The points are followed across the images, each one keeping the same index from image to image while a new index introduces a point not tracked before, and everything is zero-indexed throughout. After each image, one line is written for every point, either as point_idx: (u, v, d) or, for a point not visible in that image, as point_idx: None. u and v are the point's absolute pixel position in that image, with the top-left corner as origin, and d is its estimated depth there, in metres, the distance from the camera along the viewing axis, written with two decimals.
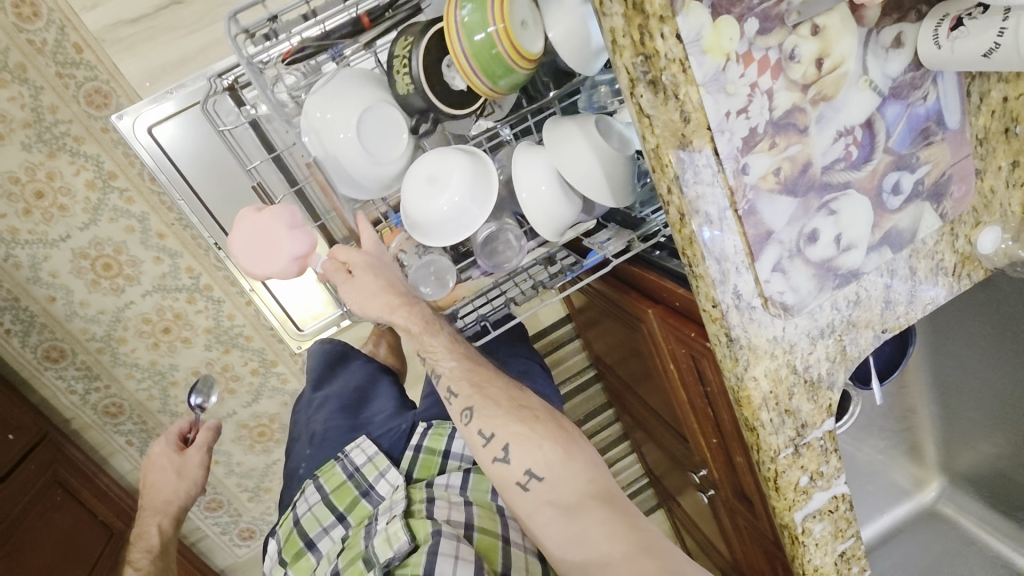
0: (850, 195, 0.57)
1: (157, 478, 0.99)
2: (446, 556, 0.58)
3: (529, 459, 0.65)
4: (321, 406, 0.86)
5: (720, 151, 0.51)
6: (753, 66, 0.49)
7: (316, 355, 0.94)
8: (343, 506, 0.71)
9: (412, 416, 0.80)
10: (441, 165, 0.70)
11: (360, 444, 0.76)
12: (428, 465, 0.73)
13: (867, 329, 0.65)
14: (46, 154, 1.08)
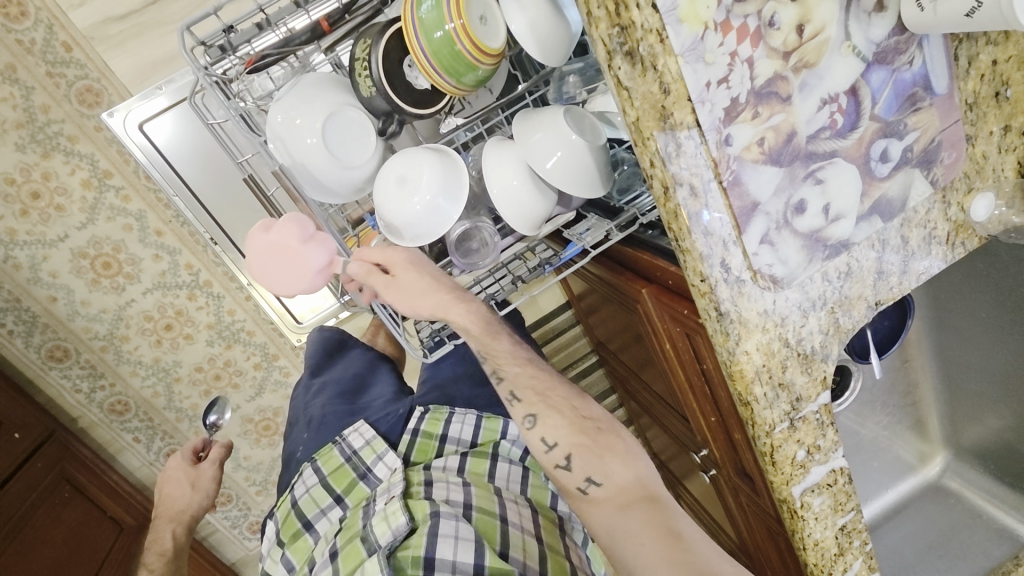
0: (836, 164, 0.57)
1: (172, 491, 0.97)
2: (445, 537, 0.59)
3: (590, 466, 0.64)
4: (319, 391, 0.87)
5: (702, 122, 0.51)
6: (732, 34, 0.49)
7: (316, 343, 0.95)
8: (341, 489, 0.72)
9: (410, 401, 0.82)
10: (411, 163, 0.69)
11: (358, 428, 0.77)
12: (425, 449, 0.74)
13: (860, 300, 0.65)
14: (41, 154, 1.09)
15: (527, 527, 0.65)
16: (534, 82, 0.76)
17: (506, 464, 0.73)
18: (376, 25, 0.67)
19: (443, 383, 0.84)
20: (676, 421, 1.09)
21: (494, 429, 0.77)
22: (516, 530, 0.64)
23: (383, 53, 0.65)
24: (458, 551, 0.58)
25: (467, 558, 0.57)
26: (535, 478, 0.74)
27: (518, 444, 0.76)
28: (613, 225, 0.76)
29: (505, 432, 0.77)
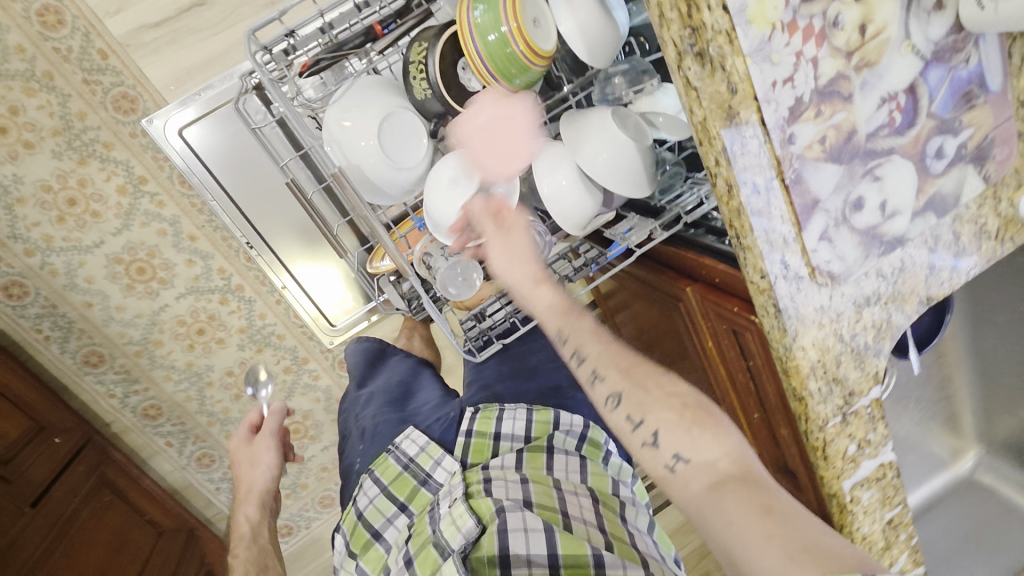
0: (893, 161, 0.58)
1: (237, 472, 0.91)
2: (517, 531, 0.56)
3: (678, 441, 0.56)
4: (368, 402, 0.87)
5: (767, 121, 0.52)
6: (799, 34, 0.50)
7: (356, 353, 0.96)
8: (404, 497, 0.69)
9: (460, 404, 0.79)
10: (467, 163, 0.70)
11: (411, 436, 0.75)
12: (480, 449, 0.70)
13: (912, 296, 0.66)
14: (78, 160, 1.09)
15: (591, 520, 0.60)
16: (577, 84, 0.77)
17: (563, 455, 0.69)
18: (432, 28, 0.69)
19: (489, 382, 0.81)
20: None
21: (546, 420, 0.72)
22: (580, 522, 0.59)
23: (440, 55, 0.67)
24: (530, 544, 0.55)
25: (540, 549, 0.54)
26: (594, 466, 0.69)
27: (573, 434, 0.71)
28: (657, 225, 0.78)
29: (559, 421, 0.72)
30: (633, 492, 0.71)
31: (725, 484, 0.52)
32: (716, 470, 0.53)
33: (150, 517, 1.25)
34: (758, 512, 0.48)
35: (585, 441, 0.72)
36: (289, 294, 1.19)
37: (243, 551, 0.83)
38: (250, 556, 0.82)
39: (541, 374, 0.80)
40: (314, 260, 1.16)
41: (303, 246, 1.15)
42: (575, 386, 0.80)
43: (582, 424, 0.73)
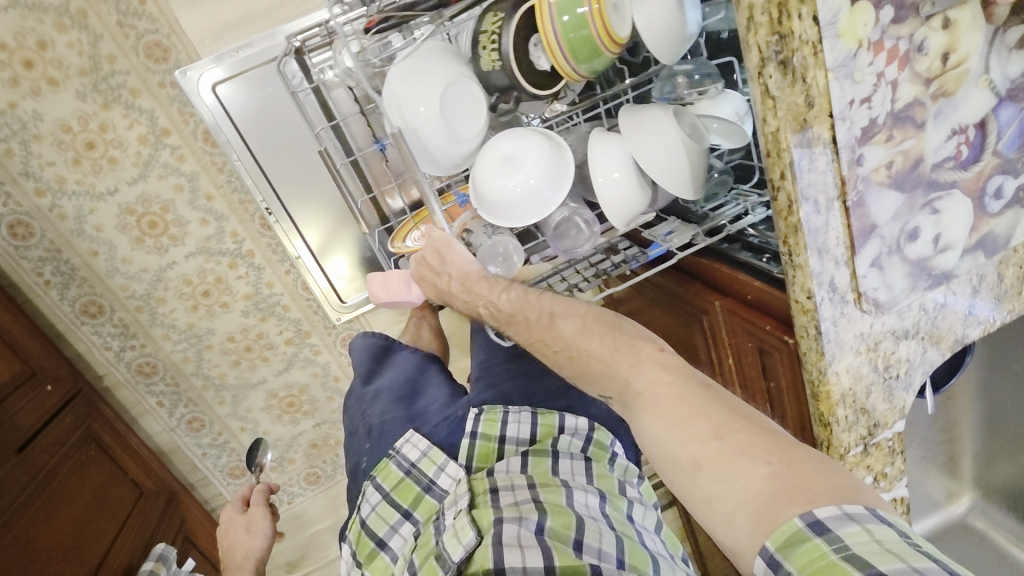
0: (953, 196, 0.57)
1: (230, 541, 0.95)
2: (510, 546, 0.54)
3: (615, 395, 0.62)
4: (375, 398, 0.84)
5: (839, 139, 0.51)
6: (883, 54, 0.49)
7: (360, 349, 0.92)
8: (408, 503, 0.70)
9: (466, 403, 0.78)
10: (520, 145, 0.68)
11: (411, 440, 0.74)
12: (485, 454, 0.70)
13: (948, 333, 0.66)
14: (101, 104, 1.06)
15: (598, 515, 0.60)
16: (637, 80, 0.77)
17: (568, 459, 0.68)
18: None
19: (497, 381, 0.78)
20: None
21: (550, 424, 0.71)
22: (589, 518, 0.59)
23: (514, 31, 0.66)
24: (527, 557, 0.53)
25: (536, 561, 0.52)
26: (601, 469, 0.69)
27: (578, 436, 0.70)
28: (700, 229, 0.74)
29: (564, 425, 0.71)
30: (639, 492, 0.71)
31: (654, 427, 0.56)
32: (643, 407, 0.58)
33: (133, 477, 1.22)
34: (688, 466, 0.53)
35: (591, 442, 0.71)
36: (303, 268, 1.17)
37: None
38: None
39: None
40: (332, 236, 1.15)
41: (322, 220, 1.14)
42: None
43: (587, 426, 0.71)
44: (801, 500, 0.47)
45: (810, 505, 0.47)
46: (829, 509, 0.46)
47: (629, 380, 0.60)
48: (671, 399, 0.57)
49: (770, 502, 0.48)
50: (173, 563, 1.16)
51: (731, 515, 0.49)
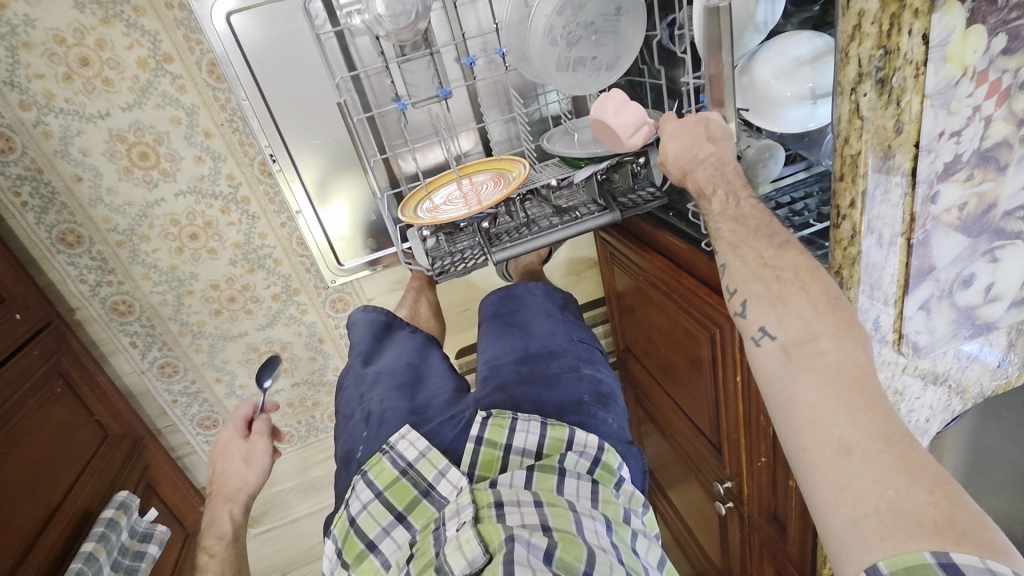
0: (1017, 246, 0.54)
1: (226, 467, 0.91)
2: (523, 565, 0.51)
3: (767, 316, 0.57)
4: (374, 382, 0.81)
5: (919, 172, 0.47)
6: (985, 87, 0.45)
7: (360, 325, 0.90)
8: (403, 506, 0.67)
9: (474, 403, 0.77)
10: (813, 47, 0.67)
11: (408, 437, 0.72)
12: (489, 462, 0.69)
13: (976, 382, 0.63)
14: (100, 18, 0.97)
15: (609, 548, 0.58)
16: None
17: (575, 479, 0.66)
18: None
19: (506, 383, 0.77)
20: (700, 445, 1.07)
21: (559, 438, 0.69)
22: (599, 550, 0.56)
23: None
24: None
25: None
26: (606, 492, 0.67)
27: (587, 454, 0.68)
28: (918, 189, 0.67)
29: (573, 441, 0.69)
30: (643, 522, 0.69)
31: (817, 393, 0.51)
32: (821, 368, 0.52)
33: (99, 418, 1.16)
34: (836, 448, 0.48)
35: (598, 464, 0.68)
36: (303, 221, 1.15)
37: (220, 551, 0.84)
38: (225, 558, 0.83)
39: (566, 387, 0.75)
40: (334, 197, 1.13)
41: (329, 177, 1.11)
42: (596, 403, 0.74)
43: (596, 446, 0.69)
44: (951, 535, 0.41)
45: (953, 546, 0.40)
46: (970, 557, 0.39)
47: (816, 329, 0.53)
48: (850, 374, 0.50)
49: (910, 526, 0.42)
50: (133, 512, 1.12)
51: (859, 517, 0.45)
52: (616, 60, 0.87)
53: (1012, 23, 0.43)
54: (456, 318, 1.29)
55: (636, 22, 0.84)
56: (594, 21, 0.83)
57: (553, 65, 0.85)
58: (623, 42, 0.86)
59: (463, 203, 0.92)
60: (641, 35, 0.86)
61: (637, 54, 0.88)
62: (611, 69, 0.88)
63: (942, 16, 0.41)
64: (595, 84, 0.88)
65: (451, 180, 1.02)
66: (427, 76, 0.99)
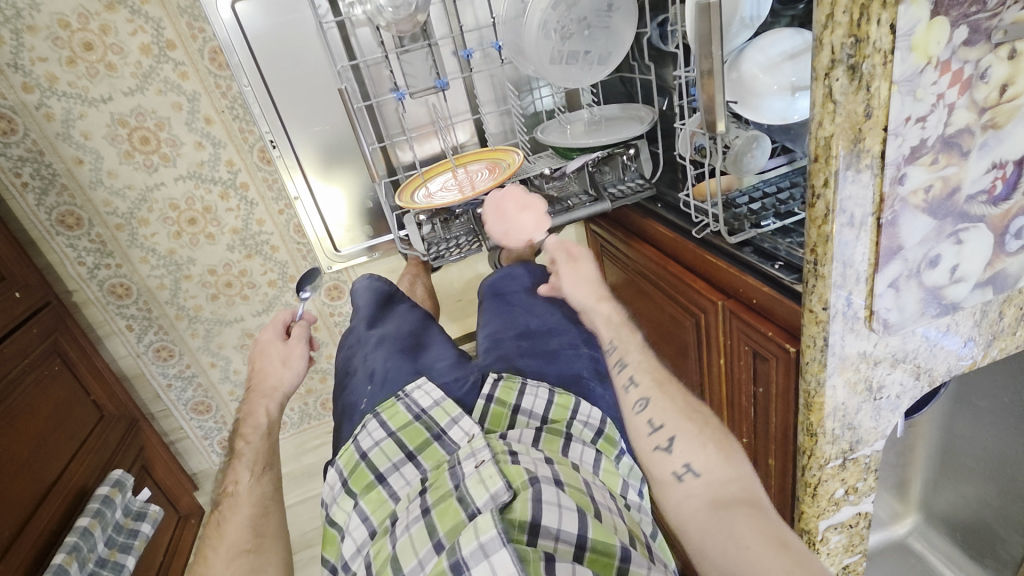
0: (979, 229, 0.57)
1: (263, 366, 0.93)
2: (549, 504, 0.56)
3: (691, 456, 0.66)
4: (378, 343, 0.86)
5: (887, 154, 0.50)
6: (948, 76, 0.48)
7: (364, 291, 0.96)
8: (414, 446, 0.69)
9: (479, 368, 0.82)
10: (797, 41, 0.71)
11: (423, 388, 0.77)
12: (499, 418, 0.73)
13: (944, 361, 0.67)
14: (104, 4, 0.99)
15: (614, 510, 0.62)
16: None
17: (581, 444, 0.69)
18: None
19: (509, 354, 0.84)
20: None
21: (565, 405, 0.74)
22: (608, 510, 0.61)
23: None
24: (562, 520, 0.55)
25: (571, 527, 0.54)
26: (608, 463, 0.70)
27: (591, 425, 0.72)
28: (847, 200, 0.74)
29: (578, 411, 0.73)
30: (639, 496, 0.72)
31: (746, 512, 0.57)
32: (742, 501, 0.59)
33: (95, 399, 1.17)
34: (775, 542, 0.53)
35: (600, 435, 0.72)
36: (302, 208, 1.17)
37: (254, 441, 0.81)
38: (258, 447, 0.80)
39: (565, 360, 0.82)
40: (333, 184, 1.16)
41: (329, 165, 1.14)
42: (595, 377, 0.81)
43: (599, 420, 0.74)
44: None
45: None
46: None
47: (740, 473, 0.63)
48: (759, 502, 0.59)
49: None
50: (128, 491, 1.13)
51: None
52: (609, 54, 0.90)
53: (972, 17, 0.47)
54: (450, 307, 1.32)
55: (628, 19, 0.87)
56: (587, 17, 0.87)
57: (547, 57, 0.89)
58: (615, 37, 0.89)
59: (458, 191, 0.95)
60: (632, 31, 0.88)
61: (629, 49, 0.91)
62: (604, 62, 0.91)
63: (907, 8, 0.44)
64: (588, 76, 0.91)
65: (447, 169, 1.04)
66: (425, 67, 1.02)
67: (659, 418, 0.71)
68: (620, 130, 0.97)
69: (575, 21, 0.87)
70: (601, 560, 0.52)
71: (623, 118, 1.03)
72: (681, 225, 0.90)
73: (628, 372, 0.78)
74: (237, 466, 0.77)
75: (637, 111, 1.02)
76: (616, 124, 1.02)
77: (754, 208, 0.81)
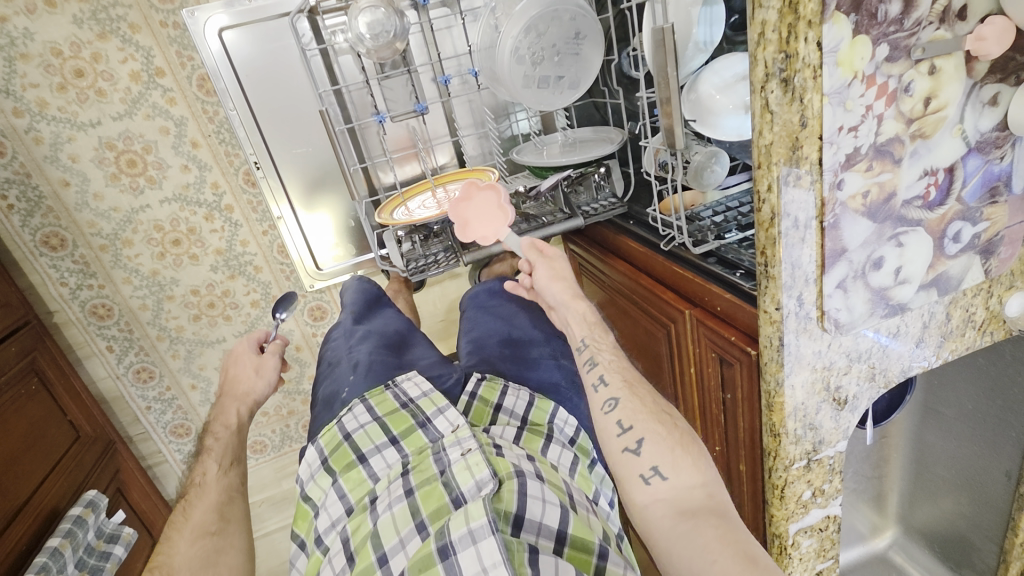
0: (918, 233, 0.61)
1: (235, 373, 0.91)
2: (533, 497, 0.59)
3: (660, 459, 0.67)
4: (364, 338, 0.88)
5: (825, 161, 0.54)
6: (874, 89, 0.53)
7: (354, 290, 0.97)
8: (398, 431, 0.71)
9: (464, 369, 0.85)
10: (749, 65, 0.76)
11: (414, 380, 0.78)
12: (480, 414, 0.76)
13: (897, 362, 0.69)
14: (97, 33, 1.03)
15: (589, 508, 0.66)
16: None
17: (559, 447, 0.73)
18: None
19: (490, 357, 0.87)
20: None
21: (545, 409, 0.77)
22: (583, 508, 0.64)
23: None
24: (545, 513, 0.58)
25: (552, 522, 0.58)
26: (583, 467, 0.73)
27: (566, 430, 0.76)
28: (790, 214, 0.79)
29: (555, 415, 0.77)
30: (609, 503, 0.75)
31: (711, 523, 0.60)
32: (704, 511, 0.62)
33: (71, 419, 1.16)
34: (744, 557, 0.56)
35: (575, 441, 0.77)
36: (286, 231, 1.21)
37: (224, 437, 0.83)
38: (227, 442, 0.82)
39: (544, 369, 0.86)
40: (316, 207, 1.20)
41: (313, 188, 1.19)
42: (571, 386, 0.84)
43: (574, 427, 0.78)
44: None
45: None
46: None
47: (705, 478, 0.66)
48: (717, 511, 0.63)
49: None
50: (101, 513, 1.12)
51: None
52: (578, 80, 0.96)
53: (891, 36, 0.51)
54: (432, 327, 1.34)
55: (594, 47, 0.93)
56: (556, 45, 0.92)
57: (521, 83, 0.92)
58: (583, 64, 0.95)
59: (438, 208, 0.98)
60: (600, 58, 0.95)
61: (596, 74, 0.97)
62: (573, 86, 0.96)
63: (830, 27, 0.49)
64: (559, 101, 0.97)
65: (426, 189, 1.08)
66: (406, 91, 1.06)
67: (628, 419, 0.72)
68: (590, 150, 1.02)
69: (547, 50, 0.91)
70: (579, 556, 0.56)
71: (595, 139, 1.08)
72: (649, 239, 0.94)
73: (599, 372, 0.78)
74: (205, 458, 0.80)
75: (608, 132, 1.07)
76: (588, 144, 1.07)
77: (717, 221, 0.85)
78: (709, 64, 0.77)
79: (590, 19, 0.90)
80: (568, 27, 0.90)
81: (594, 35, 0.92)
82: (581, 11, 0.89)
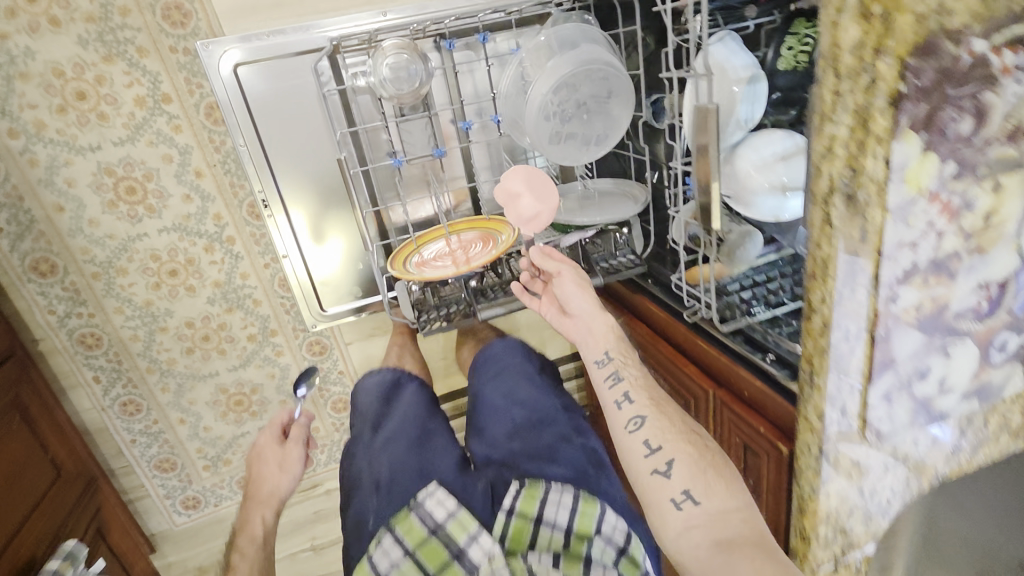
0: (965, 344, 0.58)
1: (261, 471, 0.90)
2: None
3: (691, 483, 0.72)
4: (384, 447, 0.84)
5: (883, 276, 0.51)
6: (937, 206, 0.50)
7: (367, 390, 0.93)
8: (434, 567, 0.71)
9: (490, 475, 0.81)
10: (789, 144, 0.74)
11: (435, 496, 0.76)
12: (519, 534, 0.73)
13: (932, 468, 0.67)
14: (102, 55, 0.98)
15: None
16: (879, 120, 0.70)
17: (603, 567, 0.71)
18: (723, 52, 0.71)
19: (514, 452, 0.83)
20: None
21: (590, 515, 0.75)
22: None
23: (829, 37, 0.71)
24: None
25: None
26: None
27: (615, 539, 0.74)
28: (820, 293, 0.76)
29: (601, 527, 0.74)
30: None
31: (746, 550, 0.64)
32: (738, 539, 0.66)
33: (53, 456, 1.10)
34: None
35: (624, 554, 0.73)
36: (293, 278, 1.16)
37: (250, 553, 0.81)
38: (255, 558, 0.80)
39: (576, 454, 0.82)
40: (328, 255, 1.16)
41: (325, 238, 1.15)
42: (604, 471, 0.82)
43: (622, 538, 0.75)
44: None
45: None
46: None
47: (734, 502, 0.71)
48: (756, 540, 0.66)
49: None
50: (81, 565, 1.04)
51: None
52: (606, 136, 0.93)
53: (960, 153, 0.48)
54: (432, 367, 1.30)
55: (624, 105, 0.90)
56: (586, 102, 0.89)
57: (547, 138, 0.90)
58: (613, 121, 0.92)
59: (454, 261, 0.95)
60: (629, 117, 0.92)
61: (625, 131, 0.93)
62: (601, 143, 0.94)
63: (900, 145, 0.46)
64: (585, 157, 0.94)
65: (440, 236, 1.04)
66: (424, 136, 1.03)
67: (656, 439, 0.78)
68: (611, 207, 0.99)
69: (575, 107, 0.89)
70: None
71: (616, 194, 1.05)
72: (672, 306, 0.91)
73: (622, 388, 0.85)
74: None
75: (630, 187, 1.05)
76: (609, 199, 1.03)
77: (744, 297, 0.82)
78: (750, 139, 0.75)
79: (621, 79, 0.87)
80: (598, 86, 0.88)
81: (625, 94, 0.89)
82: (612, 71, 0.86)
